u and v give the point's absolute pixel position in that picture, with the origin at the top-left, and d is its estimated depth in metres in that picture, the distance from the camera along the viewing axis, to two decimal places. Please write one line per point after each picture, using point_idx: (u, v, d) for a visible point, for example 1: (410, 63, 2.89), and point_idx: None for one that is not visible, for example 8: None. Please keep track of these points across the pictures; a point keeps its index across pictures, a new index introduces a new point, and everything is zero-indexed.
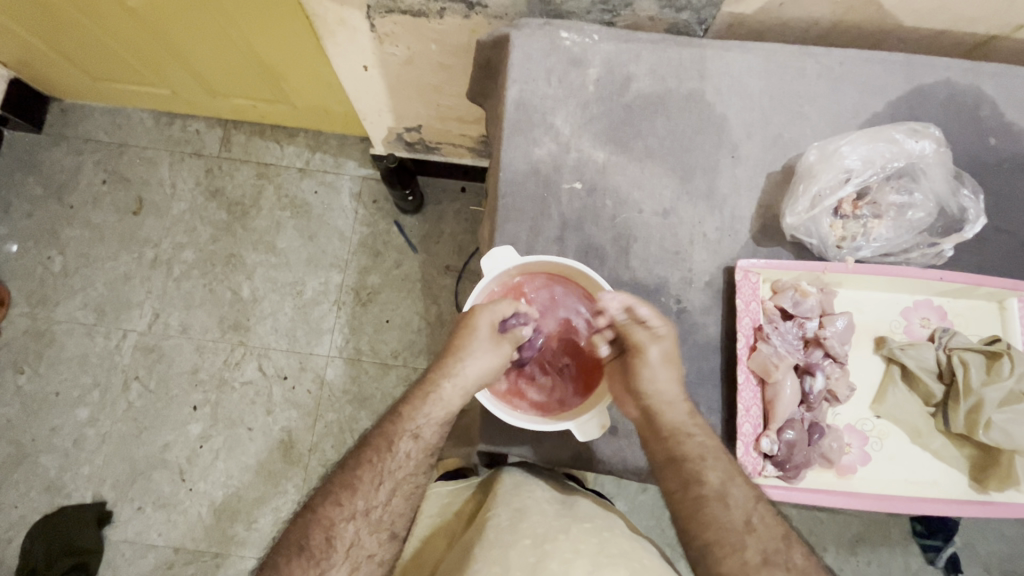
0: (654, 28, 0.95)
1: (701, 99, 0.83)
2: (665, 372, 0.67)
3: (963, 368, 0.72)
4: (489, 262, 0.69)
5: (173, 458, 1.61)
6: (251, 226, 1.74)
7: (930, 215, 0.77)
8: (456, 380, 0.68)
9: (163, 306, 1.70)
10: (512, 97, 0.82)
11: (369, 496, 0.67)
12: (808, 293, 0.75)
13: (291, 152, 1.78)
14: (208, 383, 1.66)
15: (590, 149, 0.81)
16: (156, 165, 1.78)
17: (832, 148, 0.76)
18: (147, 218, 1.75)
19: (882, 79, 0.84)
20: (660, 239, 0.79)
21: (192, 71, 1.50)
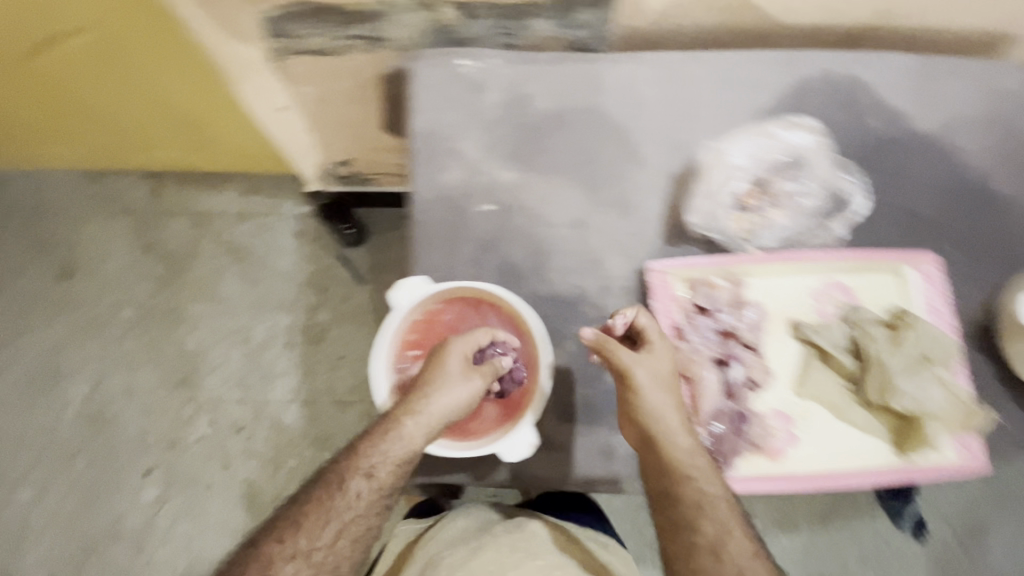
0: (554, 46, 0.99)
1: (600, 112, 0.86)
2: (663, 391, 0.67)
3: (869, 341, 0.76)
4: (397, 295, 0.70)
5: (129, 527, 1.53)
6: (191, 277, 1.69)
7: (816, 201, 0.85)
8: (419, 417, 0.64)
9: (104, 370, 1.63)
10: (417, 128, 0.83)
11: (313, 534, 0.64)
12: (718, 286, 0.79)
13: (225, 198, 1.73)
14: (160, 444, 1.59)
15: (498, 171, 0.82)
16: (85, 225, 1.72)
17: (717, 150, 0.85)
18: (80, 280, 1.69)
19: (767, 76, 0.89)
20: (575, 251, 0.81)
21: (111, 126, 1.45)
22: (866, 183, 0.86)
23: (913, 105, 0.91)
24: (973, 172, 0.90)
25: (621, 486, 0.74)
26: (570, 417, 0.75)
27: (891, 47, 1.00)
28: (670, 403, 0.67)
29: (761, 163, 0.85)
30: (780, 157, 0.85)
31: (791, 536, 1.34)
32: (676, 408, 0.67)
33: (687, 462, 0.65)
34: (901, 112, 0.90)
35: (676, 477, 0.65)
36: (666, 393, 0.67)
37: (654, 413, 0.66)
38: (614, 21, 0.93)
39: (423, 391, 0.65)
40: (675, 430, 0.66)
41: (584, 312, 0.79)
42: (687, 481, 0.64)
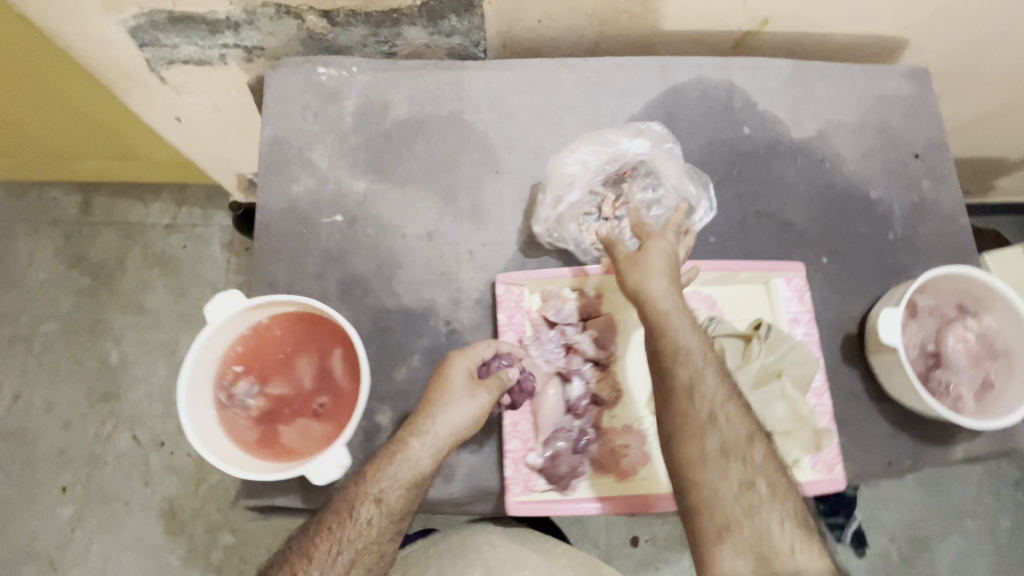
0: (433, 55, 0.94)
1: (461, 120, 0.84)
2: (656, 269, 0.65)
3: (720, 356, 0.74)
4: (210, 310, 0.66)
5: (42, 549, 1.40)
6: (118, 288, 1.56)
7: (670, 207, 0.82)
8: (426, 437, 0.63)
9: (24, 385, 1.50)
10: (267, 137, 0.81)
11: (325, 566, 0.60)
12: (567, 298, 0.75)
13: (156, 209, 1.61)
14: (78, 462, 1.45)
15: (349, 180, 0.80)
16: (9, 238, 1.59)
17: (555, 159, 0.82)
18: (1, 293, 1.56)
19: (637, 82, 0.87)
20: (426, 262, 0.78)
21: (29, 139, 1.36)
22: (712, 190, 0.83)
23: (788, 112, 0.89)
24: (851, 179, 0.88)
25: (463, 505, 0.72)
26: None
27: (781, 53, 0.96)
28: (664, 280, 0.64)
29: (606, 172, 0.82)
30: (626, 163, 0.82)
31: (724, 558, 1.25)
32: (667, 285, 0.64)
33: (671, 324, 0.63)
34: (775, 119, 0.88)
35: (656, 337, 0.63)
36: (659, 269, 0.65)
37: (648, 285, 0.64)
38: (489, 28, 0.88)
39: (429, 408, 0.64)
40: (660, 297, 0.64)
41: (432, 325, 0.76)
42: (669, 341, 0.63)
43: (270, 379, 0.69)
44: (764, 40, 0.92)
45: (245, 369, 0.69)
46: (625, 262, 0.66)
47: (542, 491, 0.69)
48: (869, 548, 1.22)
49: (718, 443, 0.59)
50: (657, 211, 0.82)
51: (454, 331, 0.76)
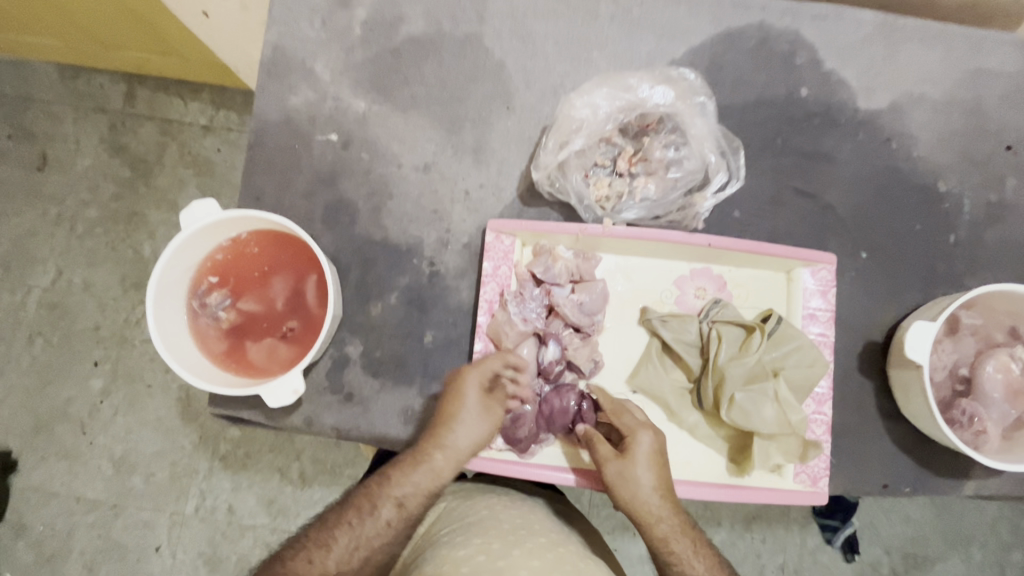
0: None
1: (477, 44, 0.76)
2: (646, 484, 0.60)
3: (716, 344, 0.66)
4: (186, 216, 0.63)
5: (75, 412, 1.46)
6: (154, 184, 1.53)
7: (690, 173, 0.69)
8: (449, 451, 0.62)
9: (66, 263, 1.53)
10: (270, 41, 0.76)
11: (340, 562, 0.58)
12: (559, 258, 0.69)
13: (194, 109, 1.55)
14: (109, 340, 1.48)
15: (349, 98, 0.75)
16: (61, 121, 1.56)
17: (568, 101, 0.71)
18: (52, 173, 1.56)
19: (683, 22, 0.76)
20: (418, 196, 0.73)
21: (77, 25, 1.28)
22: (742, 157, 0.71)
23: (859, 77, 0.75)
24: (918, 166, 0.75)
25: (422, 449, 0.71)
26: (377, 371, 0.71)
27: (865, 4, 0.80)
28: (657, 495, 0.60)
29: (622, 121, 0.70)
30: (653, 111, 0.70)
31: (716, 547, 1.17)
32: (660, 500, 0.60)
33: (673, 548, 0.59)
34: (842, 83, 0.75)
35: (662, 567, 0.59)
36: (648, 475, 0.60)
37: (641, 505, 0.60)
38: None
39: (452, 430, 0.63)
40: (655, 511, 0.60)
41: (415, 264, 0.73)
42: (672, 570, 0.59)
43: (245, 295, 0.68)
44: None
45: (220, 281, 0.68)
46: (610, 478, 0.61)
47: (499, 450, 0.68)
48: (860, 556, 1.06)
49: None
50: (676, 174, 0.69)
51: (436, 274, 0.72)
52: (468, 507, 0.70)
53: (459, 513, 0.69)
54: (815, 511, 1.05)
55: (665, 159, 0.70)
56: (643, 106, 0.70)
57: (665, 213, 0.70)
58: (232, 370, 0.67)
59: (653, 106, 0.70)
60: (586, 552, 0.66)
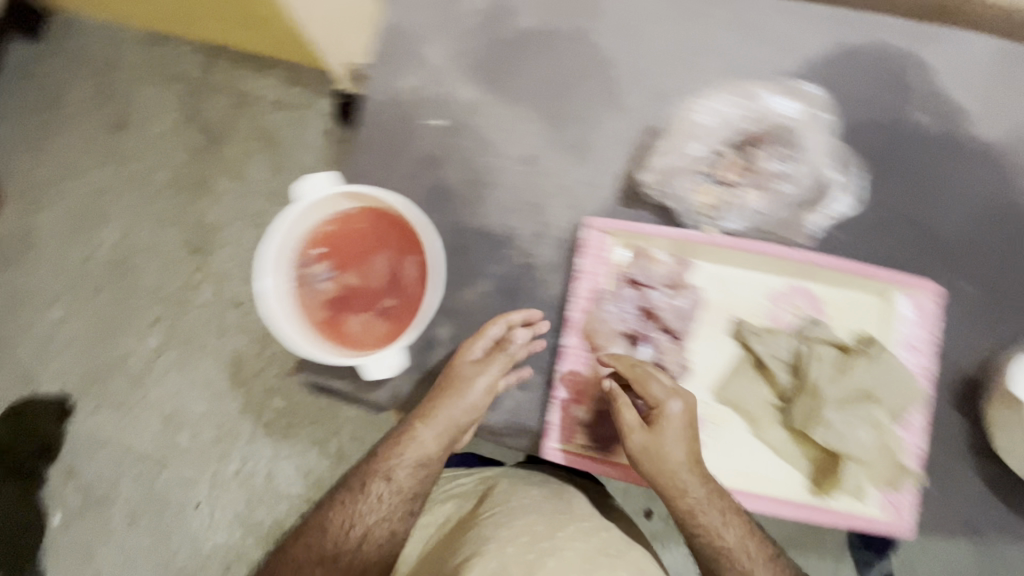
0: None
1: (589, 42, 0.76)
2: (678, 459, 0.57)
3: (812, 362, 0.66)
4: (308, 186, 0.65)
5: (131, 367, 1.32)
6: (224, 150, 1.39)
7: (803, 188, 0.70)
8: (430, 422, 0.62)
9: (132, 222, 1.37)
10: (386, 24, 0.77)
11: (338, 541, 0.62)
12: (658, 261, 0.70)
13: (269, 82, 1.38)
14: (169, 301, 1.34)
15: (459, 86, 0.76)
16: (142, 60, 1.42)
17: (688, 105, 0.73)
18: (132, 121, 1.41)
19: (801, 35, 0.74)
20: (518, 189, 0.74)
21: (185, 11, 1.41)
22: (861, 179, 0.71)
23: (978, 104, 0.73)
24: None
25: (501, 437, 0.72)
26: None
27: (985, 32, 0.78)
28: (687, 466, 0.58)
29: (740, 130, 0.72)
30: (763, 124, 0.72)
31: None
32: (690, 468, 0.58)
33: (704, 520, 0.59)
34: (959, 110, 0.73)
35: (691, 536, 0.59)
36: (678, 449, 0.58)
37: (673, 480, 0.58)
38: None
39: (442, 403, 0.63)
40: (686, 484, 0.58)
41: (510, 255, 0.73)
42: (701, 541, 0.59)
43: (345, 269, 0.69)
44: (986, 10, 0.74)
45: (324, 253, 0.69)
46: (636, 449, 0.59)
47: (580, 445, 0.68)
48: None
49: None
50: (787, 188, 0.70)
51: (531, 266, 0.73)
52: (511, 490, 0.70)
53: (502, 496, 0.69)
54: None
55: (776, 172, 0.70)
56: (765, 116, 0.72)
57: (770, 227, 0.70)
58: (329, 339, 0.69)
59: (775, 118, 0.72)
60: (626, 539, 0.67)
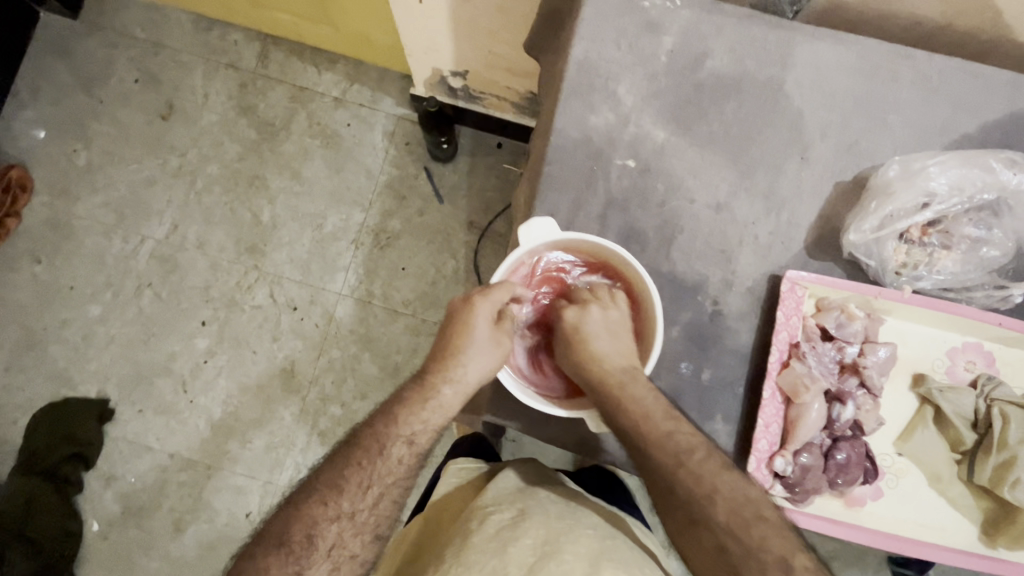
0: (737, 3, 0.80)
1: (778, 90, 0.76)
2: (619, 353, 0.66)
3: (1002, 422, 0.69)
4: (525, 233, 0.66)
5: (178, 369, 1.39)
6: (279, 150, 1.46)
7: (1005, 254, 0.72)
8: (453, 382, 0.65)
9: (182, 217, 1.44)
10: (577, 57, 0.75)
11: (355, 499, 0.63)
12: (854, 316, 0.71)
13: (327, 80, 1.48)
14: (218, 301, 1.41)
15: (650, 126, 0.75)
16: (189, 70, 1.49)
17: (917, 166, 0.71)
18: (175, 124, 1.48)
19: (978, 97, 0.76)
20: (708, 235, 0.74)
21: None
22: None
23: None
24: None
25: None
26: None
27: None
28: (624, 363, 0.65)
29: (970, 197, 0.71)
30: (985, 196, 0.71)
31: None
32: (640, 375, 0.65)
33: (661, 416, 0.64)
34: None
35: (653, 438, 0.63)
36: (614, 346, 0.66)
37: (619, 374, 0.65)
38: None
39: (454, 358, 0.65)
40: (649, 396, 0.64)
41: (698, 302, 0.74)
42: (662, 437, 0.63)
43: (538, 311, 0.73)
44: None
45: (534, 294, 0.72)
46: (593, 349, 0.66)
47: (776, 497, 0.69)
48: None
49: (728, 543, 0.60)
50: (986, 253, 0.72)
51: (719, 313, 0.73)
52: (519, 493, 0.75)
53: (509, 497, 0.74)
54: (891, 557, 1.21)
55: (976, 236, 0.72)
56: (1000, 187, 0.71)
57: (962, 286, 0.74)
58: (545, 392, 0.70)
59: (1003, 186, 0.71)
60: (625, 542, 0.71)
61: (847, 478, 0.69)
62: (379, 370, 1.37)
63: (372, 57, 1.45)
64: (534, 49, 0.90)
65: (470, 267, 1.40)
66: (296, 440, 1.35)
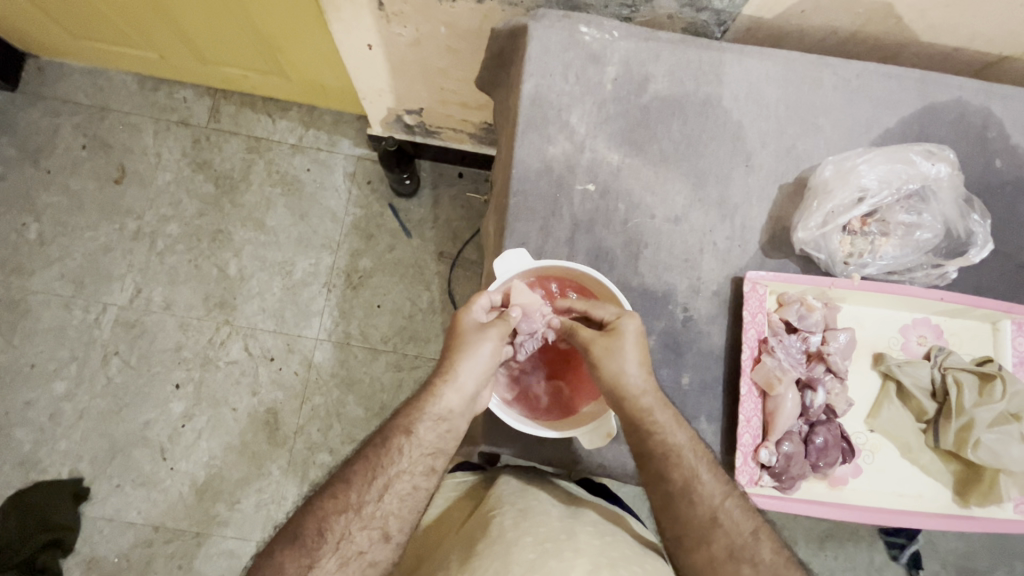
0: (670, 27, 0.84)
1: (717, 105, 0.81)
2: (631, 359, 0.65)
3: (957, 389, 0.75)
4: (501, 265, 0.72)
5: (155, 436, 1.35)
6: (240, 202, 1.45)
7: (937, 236, 0.79)
8: (451, 381, 0.65)
9: (145, 280, 1.41)
10: (528, 92, 0.79)
11: (361, 489, 0.64)
12: (814, 307, 0.76)
13: (283, 127, 1.48)
14: (192, 361, 1.38)
15: (604, 150, 0.79)
16: (140, 132, 1.48)
17: (848, 165, 0.78)
18: (130, 188, 1.46)
19: (896, 95, 0.82)
20: (670, 246, 0.79)
21: (182, 36, 1.25)
22: (987, 224, 0.80)
23: None
24: None
25: None
26: None
27: (1016, 85, 0.91)
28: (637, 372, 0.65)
29: (899, 189, 0.78)
30: (911, 185, 0.78)
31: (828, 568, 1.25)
32: (643, 375, 0.65)
33: (655, 418, 0.65)
34: None
35: (646, 436, 0.65)
36: (629, 360, 0.65)
37: (626, 382, 0.64)
38: (746, 10, 0.79)
39: (452, 356, 0.66)
40: (651, 397, 0.65)
41: (670, 310, 0.78)
42: (656, 435, 0.65)
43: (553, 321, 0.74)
44: (1016, 68, 0.87)
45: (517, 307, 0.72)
46: (597, 356, 0.65)
47: (764, 486, 0.73)
48: (923, 572, 1.26)
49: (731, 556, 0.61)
50: (919, 236, 0.79)
51: (690, 318, 0.78)
52: (521, 495, 0.75)
53: (510, 500, 0.74)
54: (882, 528, 1.26)
55: (909, 222, 0.79)
56: (923, 177, 0.78)
57: (904, 268, 0.81)
58: (535, 416, 0.73)
59: (925, 175, 0.78)
60: (630, 542, 0.71)
61: (829, 459, 0.73)
62: (364, 412, 1.36)
63: (324, 102, 1.46)
64: (486, 86, 0.93)
65: (445, 297, 1.42)
66: (286, 493, 1.32)
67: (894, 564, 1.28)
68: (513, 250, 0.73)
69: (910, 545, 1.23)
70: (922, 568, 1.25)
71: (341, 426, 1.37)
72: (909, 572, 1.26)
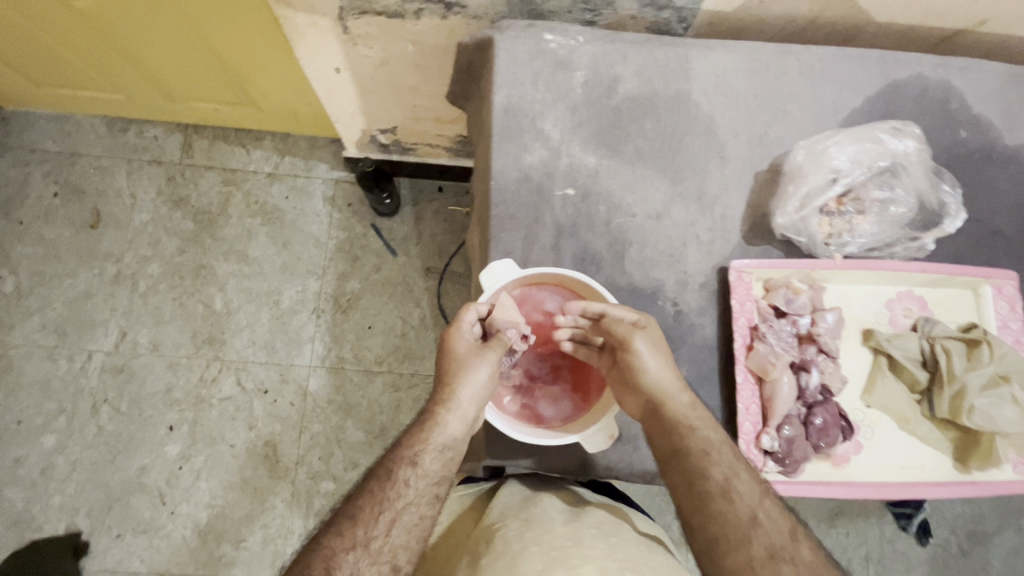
0: (634, 28, 0.85)
1: (688, 100, 0.82)
2: (658, 364, 0.66)
3: (946, 356, 0.77)
4: (487, 278, 0.71)
5: (152, 481, 1.32)
6: (220, 235, 1.44)
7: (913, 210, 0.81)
8: (452, 408, 0.66)
9: (130, 324, 1.39)
10: (500, 103, 0.79)
11: (369, 524, 0.62)
12: (800, 290, 0.77)
13: (258, 157, 1.47)
14: (184, 401, 1.36)
15: (580, 154, 0.80)
16: (112, 174, 1.46)
17: (820, 148, 0.79)
18: (106, 231, 1.43)
19: (859, 76, 0.84)
20: (655, 242, 0.80)
21: (147, 75, 1.23)
22: (958, 194, 0.83)
23: (1002, 116, 0.87)
24: None
25: None
26: None
27: (973, 56, 0.93)
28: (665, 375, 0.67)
29: (872, 167, 0.80)
30: (882, 163, 0.80)
31: (841, 546, 1.25)
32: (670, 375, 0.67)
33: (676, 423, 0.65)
34: (991, 124, 0.87)
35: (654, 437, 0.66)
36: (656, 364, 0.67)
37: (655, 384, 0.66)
38: (705, 6, 0.80)
39: (449, 384, 0.67)
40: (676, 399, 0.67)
41: (661, 306, 0.78)
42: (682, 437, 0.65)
43: (546, 326, 0.74)
44: (972, 40, 0.89)
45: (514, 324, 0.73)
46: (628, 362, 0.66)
47: (769, 472, 0.73)
48: (932, 539, 1.28)
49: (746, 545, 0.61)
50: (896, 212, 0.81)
51: (681, 312, 0.78)
52: (525, 504, 0.75)
53: (515, 511, 0.74)
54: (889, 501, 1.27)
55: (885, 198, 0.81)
56: (894, 154, 0.80)
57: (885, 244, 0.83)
58: (539, 424, 0.73)
59: (895, 152, 0.80)
60: (638, 540, 0.71)
61: (831, 439, 0.74)
62: (365, 435, 1.35)
63: (298, 128, 1.45)
64: (457, 100, 0.93)
65: (435, 312, 1.41)
66: (292, 526, 1.30)
67: (905, 536, 1.29)
68: (499, 261, 0.74)
69: (917, 514, 1.24)
70: (932, 537, 1.26)
71: (342, 452, 1.35)
72: (920, 542, 1.27)
